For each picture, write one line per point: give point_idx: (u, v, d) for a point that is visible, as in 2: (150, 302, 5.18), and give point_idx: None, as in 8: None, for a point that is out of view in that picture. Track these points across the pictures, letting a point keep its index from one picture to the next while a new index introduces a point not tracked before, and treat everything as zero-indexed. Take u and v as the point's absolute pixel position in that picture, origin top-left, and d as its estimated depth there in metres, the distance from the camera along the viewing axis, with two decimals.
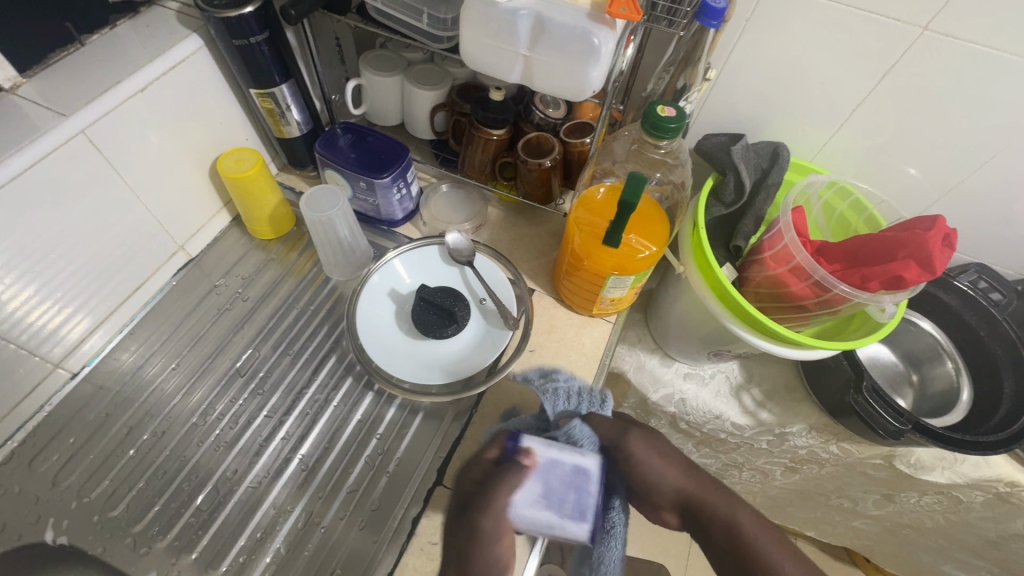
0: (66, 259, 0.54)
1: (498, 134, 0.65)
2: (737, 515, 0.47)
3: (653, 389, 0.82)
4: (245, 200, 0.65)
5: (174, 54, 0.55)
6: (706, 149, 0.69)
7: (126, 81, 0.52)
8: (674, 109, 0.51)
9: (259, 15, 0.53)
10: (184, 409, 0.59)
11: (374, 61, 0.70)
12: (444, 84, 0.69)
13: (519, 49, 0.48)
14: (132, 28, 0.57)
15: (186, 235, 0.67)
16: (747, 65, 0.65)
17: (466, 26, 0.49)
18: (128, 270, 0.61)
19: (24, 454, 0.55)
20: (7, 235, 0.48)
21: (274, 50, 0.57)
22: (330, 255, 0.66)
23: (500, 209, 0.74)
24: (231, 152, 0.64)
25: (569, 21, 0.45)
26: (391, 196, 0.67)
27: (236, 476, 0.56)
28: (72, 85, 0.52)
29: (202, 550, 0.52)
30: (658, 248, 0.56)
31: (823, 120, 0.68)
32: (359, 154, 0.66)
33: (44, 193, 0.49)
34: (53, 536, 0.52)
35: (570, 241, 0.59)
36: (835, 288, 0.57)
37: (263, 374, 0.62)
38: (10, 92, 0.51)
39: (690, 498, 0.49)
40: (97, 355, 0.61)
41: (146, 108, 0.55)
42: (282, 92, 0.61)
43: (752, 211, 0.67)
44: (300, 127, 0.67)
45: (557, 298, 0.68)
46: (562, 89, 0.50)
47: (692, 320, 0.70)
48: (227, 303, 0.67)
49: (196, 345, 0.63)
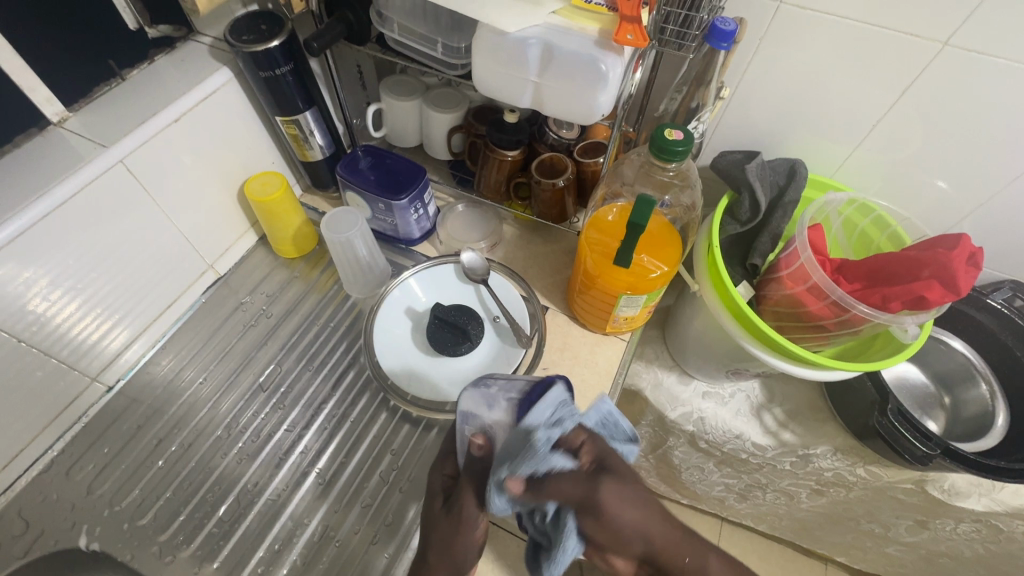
0: (105, 279, 0.58)
1: (512, 155, 0.67)
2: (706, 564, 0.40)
3: (672, 408, 0.82)
4: (271, 221, 0.68)
5: (206, 85, 0.59)
6: (722, 167, 0.68)
7: (162, 112, 0.56)
8: (682, 132, 0.50)
9: (284, 48, 0.56)
10: (212, 421, 0.62)
11: (393, 86, 0.73)
12: (461, 107, 0.71)
13: (529, 76, 0.50)
14: (170, 63, 0.61)
15: (215, 254, 0.70)
16: (763, 82, 0.65)
17: (478, 54, 0.50)
18: (162, 288, 0.65)
19: (61, 463, 0.58)
20: (53, 257, 0.51)
21: (298, 80, 0.60)
22: (349, 275, 0.69)
23: (516, 227, 0.75)
24: (257, 176, 0.67)
25: (577, 48, 0.46)
26: (408, 216, 0.68)
27: (257, 488, 0.58)
28: (112, 118, 0.55)
29: (223, 560, 0.54)
30: (671, 268, 0.56)
31: (843, 135, 0.67)
32: (378, 175, 0.69)
33: (83, 218, 0.53)
34: (86, 542, 0.55)
35: (583, 261, 0.60)
36: (854, 308, 0.56)
37: (285, 389, 0.64)
38: (58, 126, 0.55)
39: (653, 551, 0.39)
40: (133, 367, 0.64)
41: (180, 136, 0.58)
42: (305, 118, 0.64)
43: (768, 228, 0.67)
44: (323, 151, 0.70)
45: (571, 316, 0.68)
46: (572, 113, 0.51)
47: (710, 339, 0.69)
48: (253, 319, 0.69)
49: (223, 358, 0.66)
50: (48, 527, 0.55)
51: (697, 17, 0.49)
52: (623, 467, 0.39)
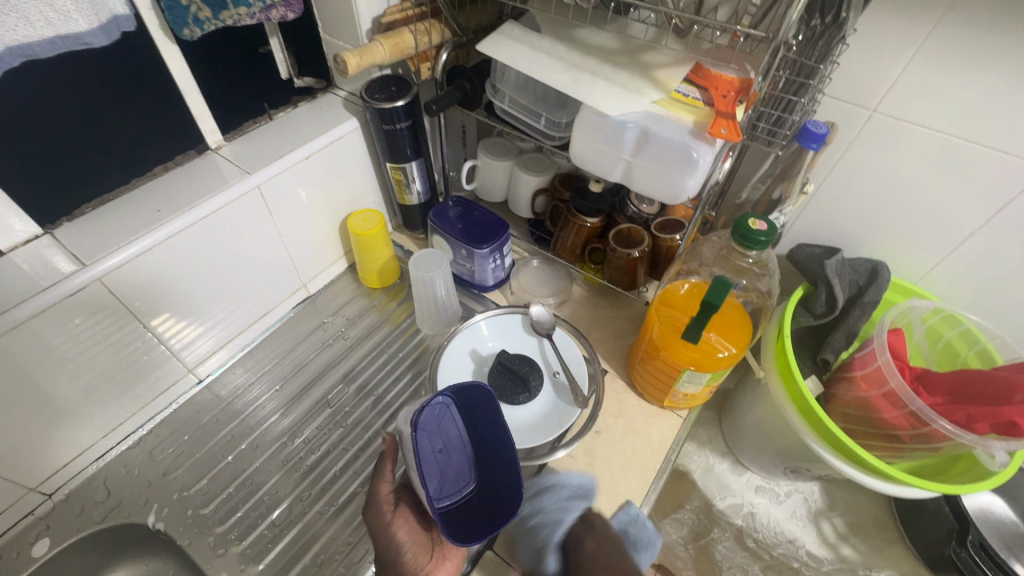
0: (219, 285, 0.64)
1: (592, 222, 0.71)
2: None
3: (721, 496, 0.77)
4: (363, 252, 0.75)
5: (337, 131, 0.68)
6: (799, 259, 0.69)
7: (296, 150, 0.64)
8: (766, 223, 0.51)
9: (407, 107, 0.65)
10: (278, 428, 0.66)
11: (491, 147, 0.80)
12: (549, 172, 0.77)
13: (622, 154, 0.54)
14: (309, 109, 0.70)
15: (310, 275, 0.77)
16: (849, 182, 0.66)
17: (579, 131, 0.55)
18: (260, 299, 0.71)
19: (148, 442, 0.64)
20: (187, 261, 0.58)
21: (412, 134, 0.68)
22: (424, 311, 0.73)
23: (585, 288, 0.78)
24: (360, 213, 0.75)
25: (672, 136, 0.50)
26: (486, 264, 0.73)
27: (309, 499, 0.60)
28: (256, 149, 0.64)
29: (268, 562, 0.56)
30: (739, 351, 0.56)
31: (930, 243, 0.66)
32: (465, 224, 0.74)
33: (218, 230, 0.60)
34: (153, 520, 0.59)
35: (649, 329, 0.61)
36: (934, 422, 0.53)
37: (348, 409, 0.68)
38: (214, 151, 0.63)
39: None
40: (220, 367, 0.70)
41: (307, 171, 0.66)
42: (411, 166, 0.72)
43: (844, 324, 0.65)
44: (419, 197, 0.77)
45: (629, 383, 0.68)
46: (659, 192, 0.55)
47: (771, 430, 0.67)
48: (331, 339, 0.75)
49: (299, 371, 0.71)
50: (125, 498, 0.60)
51: (791, 117, 0.52)
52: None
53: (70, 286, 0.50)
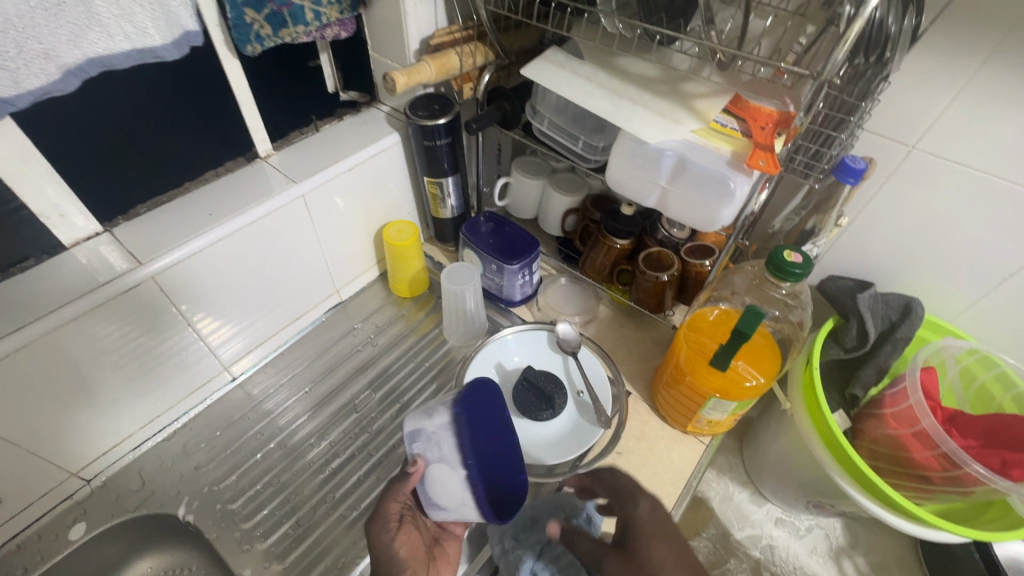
0: (261, 287, 0.67)
1: (622, 244, 0.72)
2: None
3: (739, 527, 0.76)
4: (396, 262, 0.77)
5: (380, 145, 0.70)
6: (830, 292, 0.68)
7: (341, 162, 0.67)
8: (801, 256, 0.52)
9: (448, 124, 0.67)
10: (306, 429, 0.68)
11: (525, 166, 0.82)
12: (582, 193, 0.78)
13: (659, 181, 0.55)
14: (354, 122, 0.73)
15: (344, 281, 0.79)
16: (885, 217, 0.66)
17: (616, 156, 0.57)
18: (296, 303, 0.74)
19: (182, 435, 0.66)
20: (233, 264, 0.61)
21: (451, 150, 0.70)
22: (452, 323, 0.75)
23: (611, 308, 0.78)
24: (395, 224, 0.77)
25: (710, 166, 0.51)
26: (515, 280, 0.74)
27: (333, 501, 0.62)
28: (304, 159, 0.67)
29: (291, 561, 0.58)
30: (767, 381, 0.56)
31: (966, 282, 0.65)
32: (497, 240, 0.75)
33: (263, 235, 0.62)
34: (183, 512, 0.61)
35: (676, 354, 0.62)
36: (967, 466, 0.52)
37: (374, 415, 0.69)
38: (264, 160, 0.66)
39: None
40: (254, 366, 0.73)
41: (349, 182, 0.69)
42: (448, 181, 0.74)
43: (875, 359, 0.65)
44: (453, 211, 0.79)
45: (652, 406, 0.69)
46: (693, 219, 0.55)
47: (794, 462, 0.67)
48: (360, 345, 0.77)
49: (328, 375, 0.73)
50: (158, 489, 0.62)
51: (829, 151, 0.52)
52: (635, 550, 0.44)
53: (125, 282, 0.52)
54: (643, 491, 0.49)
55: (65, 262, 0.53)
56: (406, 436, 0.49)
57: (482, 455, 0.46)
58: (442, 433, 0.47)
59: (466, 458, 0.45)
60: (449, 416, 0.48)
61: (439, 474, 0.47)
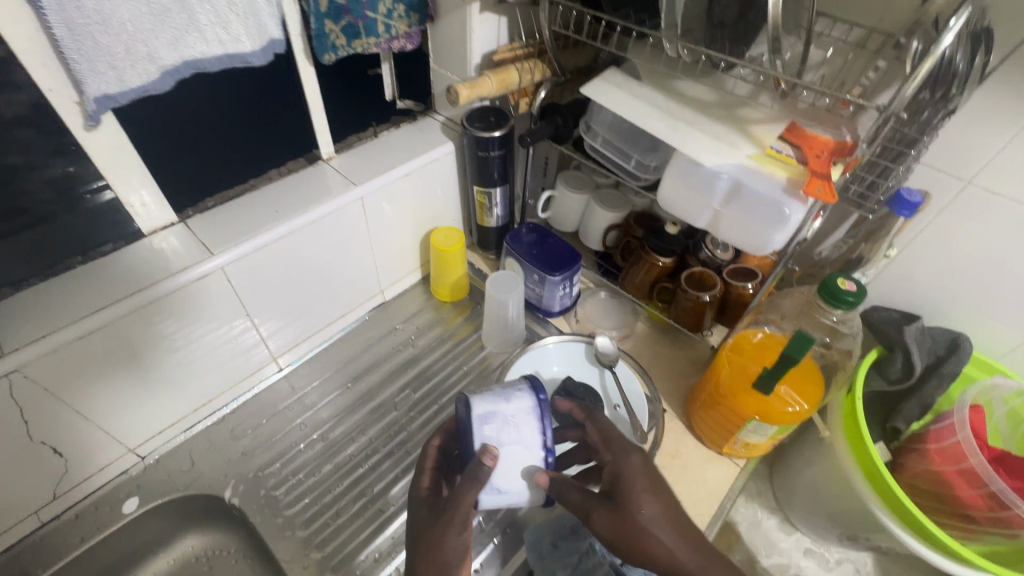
0: (314, 284, 0.69)
1: (664, 261, 0.73)
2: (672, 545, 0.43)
3: (766, 553, 0.76)
4: (440, 266, 0.79)
5: (435, 153, 0.73)
6: (874, 322, 0.68)
7: (398, 168, 0.69)
8: (855, 285, 0.52)
9: (502, 137, 0.69)
10: (347, 423, 0.70)
11: (570, 180, 0.83)
12: (625, 209, 0.79)
13: (712, 203, 0.56)
14: (410, 130, 0.76)
15: (388, 283, 0.81)
16: (935, 251, 0.65)
17: (669, 176, 0.58)
18: (343, 301, 0.76)
19: (229, 421, 0.69)
20: (292, 260, 0.64)
21: (503, 162, 0.72)
22: (491, 329, 0.77)
23: (648, 325, 0.79)
24: (442, 229, 0.79)
25: (765, 191, 0.52)
26: (556, 291, 0.76)
27: (371, 495, 0.63)
28: (363, 162, 0.70)
29: (329, 550, 0.59)
30: (810, 408, 0.56)
31: (1015, 321, 0.65)
32: (541, 251, 0.76)
33: (322, 234, 0.65)
34: (229, 495, 0.63)
35: (717, 374, 0.62)
36: (1017, 508, 0.52)
37: (413, 414, 0.71)
38: (326, 162, 0.69)
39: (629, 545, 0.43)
40: (300, 358, 0.75)
41: (404, 187, 0.71)
42: (496, 192, 0.76)
43: (919, 395, 0.64)
44: (498, 220, 0.81)
45: (687, 425, 0.69)
46: (744, 242, 0.56)
47: (827, 492, 0.66)
48: (400, 345, 0.79)
49: (369, 372, 0.75)
50: (206, 471, 0.65)
51: (885, 182, 0.53)
52: (622, 500, 0.46)
53: (199, 271, 0.55)
54: (636, 445, 0.50)
55: (140, 248, 0.56)
56: (477, 416, 0.49)
57: (554, 441, 0.50)
58: (523, 418, 0.50)
59: (544, 442, 0.49)
60: (528, 402, 0.50)
61: (512, 457, 0.48)
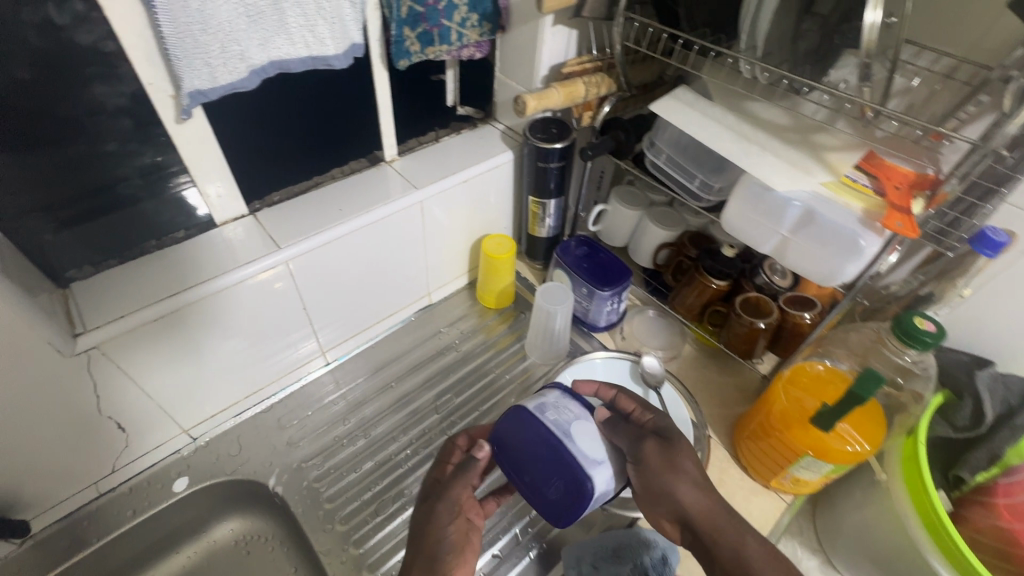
0: (368, 282, 0.71)
1: (717, 284, 0.71)
2: (691, 508, 0.47)
3: None
4: (488, 273, 0.79)
5: (494, 161, 0.73)
6: (940, 363, 0.65)
7: (457, 173, 0.70)
8: (934, 324, 0.51)
9: (563, 149, 0.69)
10: (389, 421, 0.71)
11: (623, 195, 0.82)
12: (679, 228, 0.78)
13: (780, 229, 0.55)
14: (471, 136, 0.77)
15: (436, 286, 0.82)
16: (1013, 294, 0.62)
17: (736, 200, 0.58)
18: (393, 301, 0.77)
19: (276, 410, 0.70)
20: (350, 258, 0.65)
21: (560, 174, 0.72)
22: (536, 340, 0.76)
23: (696, 348, 0.77)
24: (493, 236, 0.79)
25: (840, 221, 0.51)
26: (603, 306, 0.75)
27: (410, 496, 0.64)
28: (424, 166, 0.71)
29: (367, 548, 0.60)
30: (870, 449, 0.54)
31: None
32: (592, 265, 0.75)
33: (380, 234, 0.66)
34: (274, 483, 0.65)
35: (771, 404, 0.60)
36: None
37: (454, 419, 0.71)
38: (388, 164, 0.70)
39: (691, 514, 0.47)
40: (346, 354, 0.76)
41: (461, 192, 0.72)
42: (551, 203, 0.76)
43: (988, 444, 0.59)
44: (549, 231, 0.81)
45: (733, 454, 0.67)
46: (812, 271, 0.55)
47: (878, 540, 0.62)
48: (444, 348, 0.79)
49: (412, 373, 0.76)
50: (252, 457, 0.66)
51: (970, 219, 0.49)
52: (674, 446, 0.49)
53: (265, 263, 0.57)
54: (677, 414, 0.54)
55: (212, 239, 0.58)
56: (534, 409, 0.49)
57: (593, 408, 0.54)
58: (565, 399, 0.51)
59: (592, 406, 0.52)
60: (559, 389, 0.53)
61: (587, 430, 0.49)
